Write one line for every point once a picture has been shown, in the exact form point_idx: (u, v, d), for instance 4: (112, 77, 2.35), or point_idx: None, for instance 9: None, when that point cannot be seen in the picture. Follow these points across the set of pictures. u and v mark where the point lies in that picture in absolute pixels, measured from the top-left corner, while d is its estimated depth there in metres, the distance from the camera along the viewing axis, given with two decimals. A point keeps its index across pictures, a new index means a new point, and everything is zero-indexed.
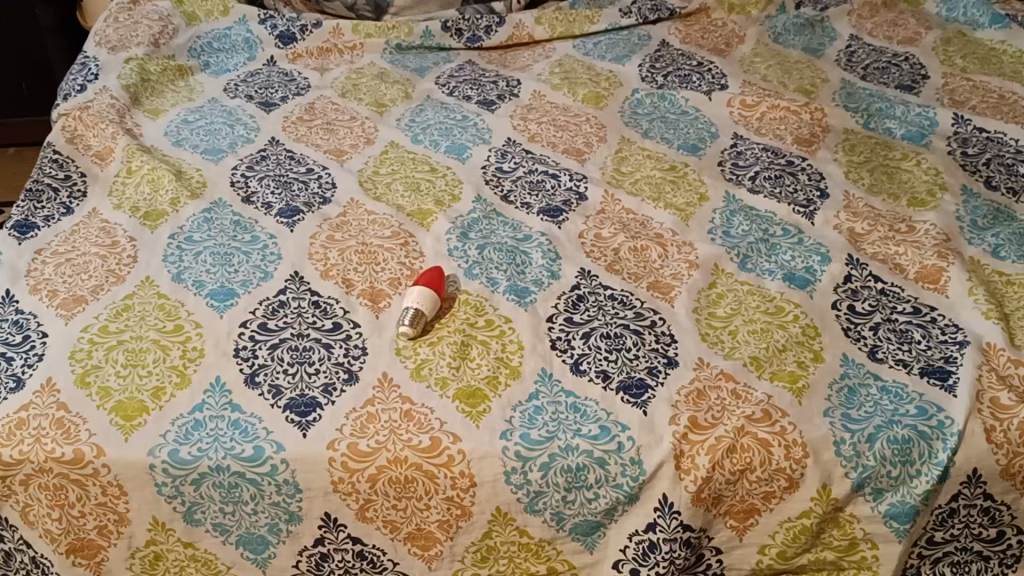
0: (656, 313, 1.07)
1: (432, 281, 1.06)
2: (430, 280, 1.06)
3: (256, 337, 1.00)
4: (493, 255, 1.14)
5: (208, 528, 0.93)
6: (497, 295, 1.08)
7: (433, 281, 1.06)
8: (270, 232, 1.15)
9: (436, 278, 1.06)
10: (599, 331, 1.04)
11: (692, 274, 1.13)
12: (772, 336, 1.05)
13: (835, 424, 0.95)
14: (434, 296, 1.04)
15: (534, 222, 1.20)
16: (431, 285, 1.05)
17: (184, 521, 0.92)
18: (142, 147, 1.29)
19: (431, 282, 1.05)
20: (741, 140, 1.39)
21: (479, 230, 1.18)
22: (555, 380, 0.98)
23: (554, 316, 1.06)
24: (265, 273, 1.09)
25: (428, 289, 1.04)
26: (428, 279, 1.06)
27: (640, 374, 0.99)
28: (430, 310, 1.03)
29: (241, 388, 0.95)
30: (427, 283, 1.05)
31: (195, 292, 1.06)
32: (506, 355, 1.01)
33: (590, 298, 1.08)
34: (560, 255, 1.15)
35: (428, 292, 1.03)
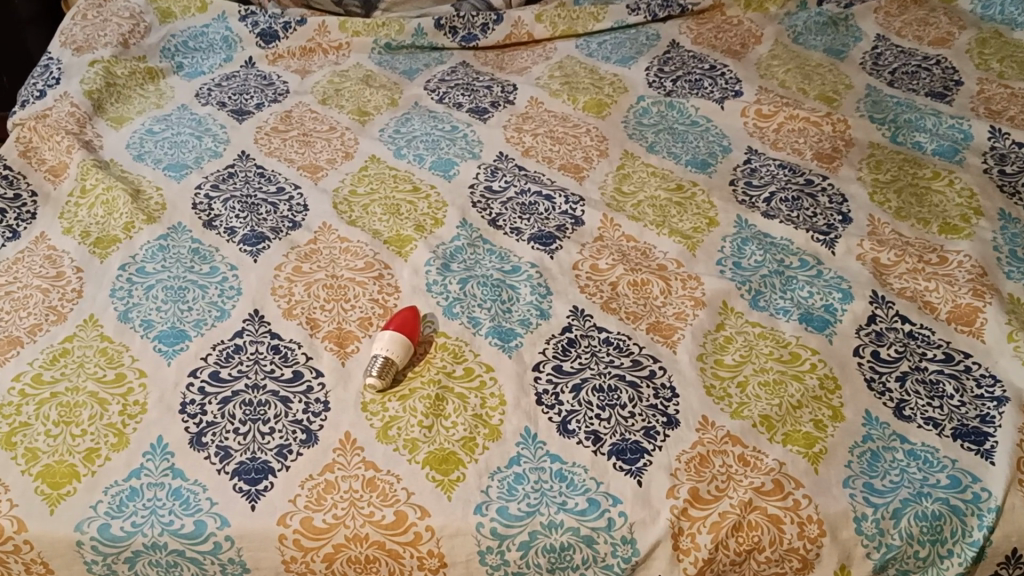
0: (656, 361, 0.96)
1: (405, 325, 0.95)
2: (402, 324, 0.95)
3: (206, 388, 0.90)
4: (476, 290, 1.03)
5: None
6: (479, 338, 0.97)
7: (406, 325, 0.95)
8: (232, 262, 1.04)
9: (409, 321, 0.95)
10: (591, 383, 0.93)
11: (698, 314, 1.01)
12: (785, 390, 0.93)
13: (856, 498, 0.84)
14: (406, 342, 0.93)
15: (524, 251, 1.09)
16: (403, 329, 0.94)
17: None
18: (99, 163, 1.19)
19: (403, 325, 0.95)
20: (755, 155, 1.27)
21: (462, 261, 1.07)
22: (539, 443, 0.87)
23: (541, 364, 0.94)
24: (223, 312, 0.98)
25: (400, 334, 0.93)
26: (400, 322, 0.95)
27: (637, 436, 0.88)
28: (401, 358, 0.92)
29: (185, 451, 0.84)
30: (399, 327, 0.94)
31: (142, 334, 0.95)
32: (485, 410, 0.90)
33: (583, 342, 0.97)
34: (551, 290, 1.04)
35: (400, 338, 0.93)
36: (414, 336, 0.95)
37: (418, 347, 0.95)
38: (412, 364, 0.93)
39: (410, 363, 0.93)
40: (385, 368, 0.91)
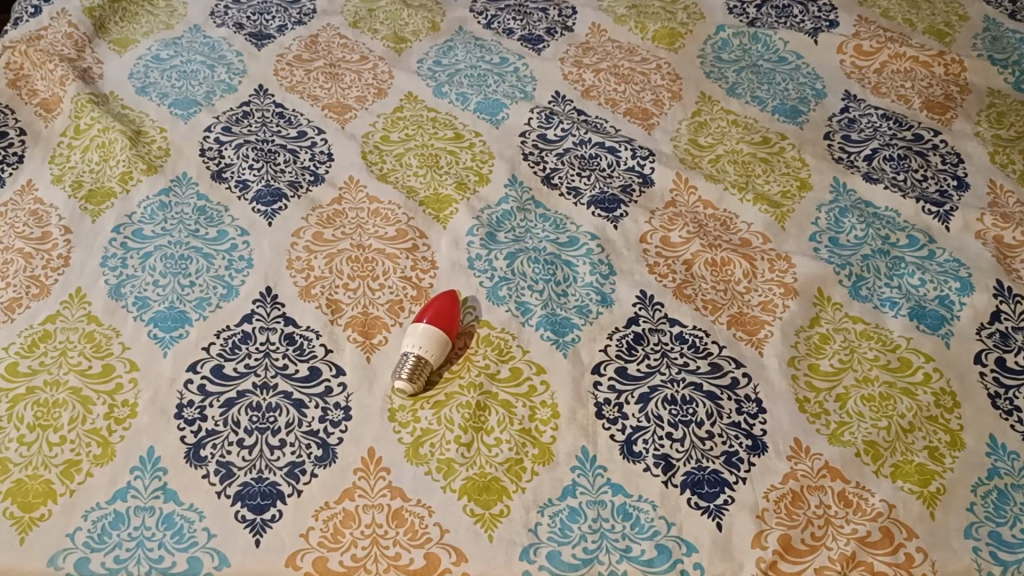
0: (739, 365, 0.80)
1: (441, 314, 0.80)
2: (438, 312, 0.80)
3: (207, 387, 0.76)
4: (526, 267, 0.87)
5: None
6: (529, 329, 0.82)
7: (442, 314, 0.80)
8: (242, 226, 0.90)
9: (447, 309, 0.81)
10: (662, 392, 0.78)
11: (788, 306, 0.85)
12: (895, 408, 0.78)
13: (981, 553, 0.69)
14: (443, 337, 0.78)
15: (583, 218, 0.93)
16: (439, 320, 0.79)
17: None
18: (96, 97, 1.04)
19: (439, 315, 0.80)
20: (853, 102, 1.09)
21: (510, 230, 0.91)
22: (598, 469, 0.73)
23: (602, 365, 0.80)
24: (229, 289, 0.84)
25: (434, 327, 0.79)
26: (436, 311, 0.80)
27: (716, 465, 0.73)
28: (435, 357, 0.78)
29: (179, 467, 0.72)
30: (434, 318, 0.80)
31: (136, 316, 0.81)
32: (535, 424, 0.75)
33: (651, 339, 0.82)
34: (614, 269, 0.88)
35: (435, 333, 0.78)
36: (452, 328, 0.80)
37: (455, 340, 0.80)
38: (448, 362, 0.79)
39: (446, 361, 0.79)
40: (416, 370, 0.77)
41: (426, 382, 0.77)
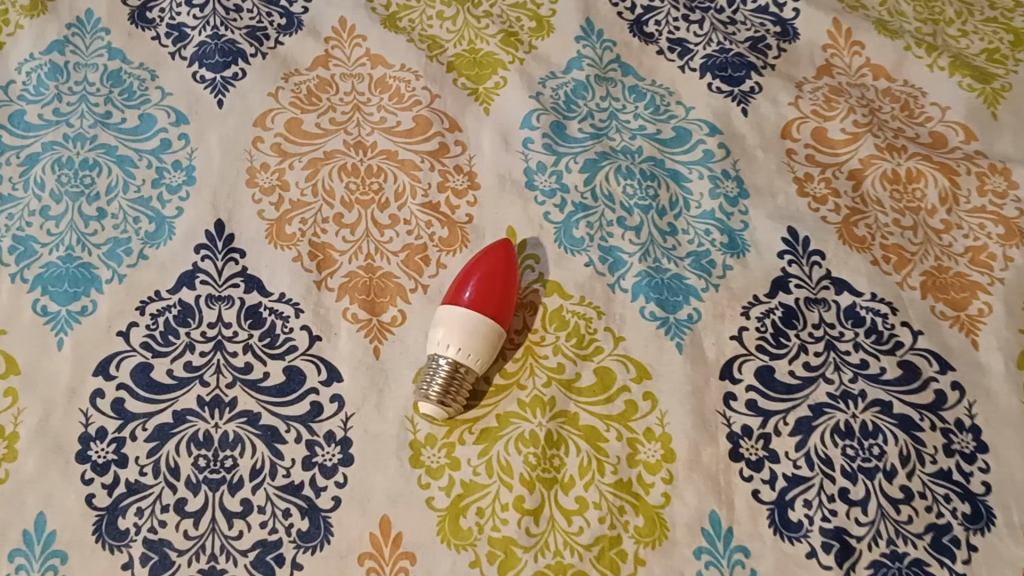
0: (945, 367, 0.52)
1: (491, 281, 0.51)
2: (486, 279, 0.51)
3: (127, 407, 0.49)
4: (614, 185, 0.57)
5: None
6: (622, 299, 0.54)
7: (492, 282, 0.51)
8: (177, 109, 0.59)
9: (500, 273, 0.51)
10: (831, 417, 0.51)
11: (1011, 258, 0.56)
12: None
13: None
14: (493, 327, 0.50)
15: (695, 95, 0.62)
16: (487, 295, 0.50)
17: None
18: None
19: (487, 285, 0.51)
20: None
21: (588, 116, 0.60)
22: (737, 554, 0.47)
23: (736, 366, 0.52)
24: (159, 224, 0.54)
25: (481, 309, 0.50)
26: (484, 276, 0.51)
27: (919, 550, 0.47)
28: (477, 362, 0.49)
29: (86, 551, 0.45)
30: (480, 290, 0.50)
31: (14, 273, 0.52)
32: (636, 473, 0.49)
33: (810, 319, 0.54)
34: (745, 187, 0.58)
35: (481, 322, 0.49)
36: (508, 306, 0.51)
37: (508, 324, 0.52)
38: (495, 362, 0.51)
39: (493, 361, 0.51)
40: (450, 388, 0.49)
41: (464, 403, 0.49)
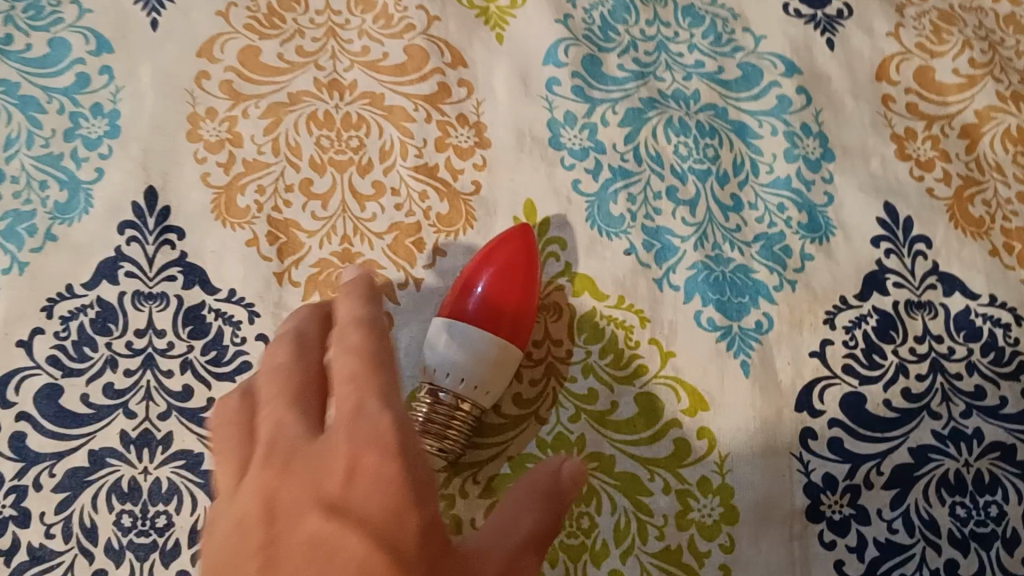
0: None
1: (504, 282, 0.37)
2: (496, 280, 0.37)
3: (28, 444, 0.37)
4: (664, 143, 0.45)
5: None
6: (673, 300, 0.42)
7: (503, 283, 0.37)
8: (98, 33, 0.45)
9: (516, 272, 0.38)
10: (938, 465, 0.39)
11: None
12: None
13: None
14: (508, 348, 0.36)
15: (766, 21, 0.48)
16: (500, 304, 0.37)
17: None
18: None
19: (499, 287, 0.37)
20: None
21: (630, 48, 0.47)
22: None
23: (818, 394, 0.40)
24: (73, 192, 0.42)
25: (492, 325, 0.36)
26: (494, 275, 0.37)
27: None
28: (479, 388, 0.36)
29: None
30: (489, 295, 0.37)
31: None
32: (687, 538, 0.38)
33: (912, 330, 0.42)
34: (830, 147, 0.46)
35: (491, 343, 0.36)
36: (527, 314, 0.38)
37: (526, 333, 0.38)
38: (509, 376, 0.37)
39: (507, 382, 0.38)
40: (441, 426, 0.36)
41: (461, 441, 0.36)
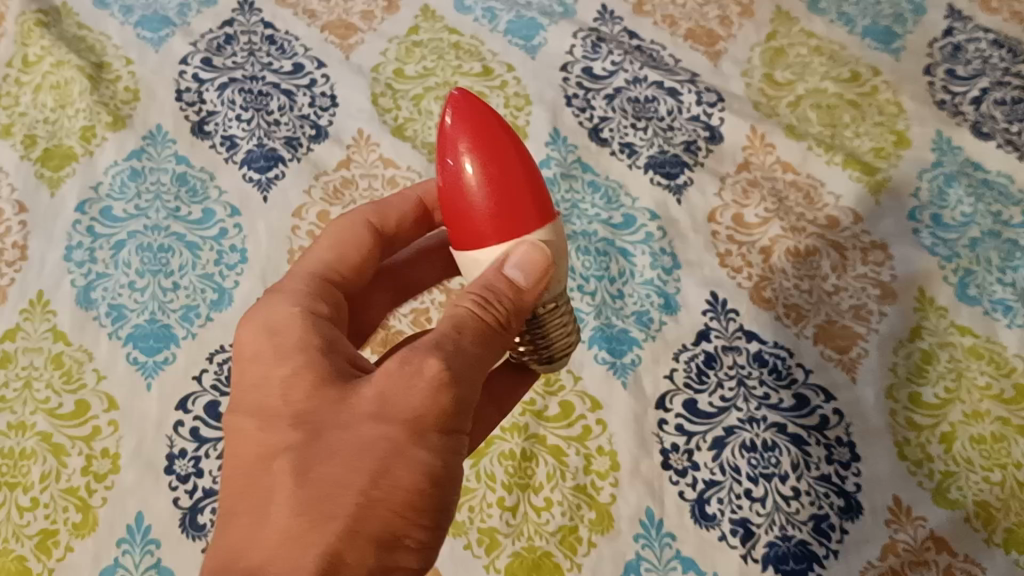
0: (829, 398, 0.68)
1: (486, 149, 0.44)
2: (477, 148, 0.44)
3: (202, 432, 0.64)
4: (575, 260, 0.74)
5: None
6: (580, 348, 0.69)
7: (484, 136, 0.44)
8: (233, 204, 0.75)
9: (483, 126, 0.44)
10: (739, 435, 0.66)
11: (885, 313, 0.72)
12: (1010, 454, 0.66)
13: None
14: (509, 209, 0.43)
15: (640, 187, 0.78)
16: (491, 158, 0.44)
17: None
18: (46, 17, 0.86)
19: (485, 150, 0.44)
20: (958, 22, 0.90)
21: (554, 205, 0.77)
22: (666, 538, 0.62)
23: (668, 398, 0.68)
24: (221, 294, 0.70)
25: (513, 193, 0.43)
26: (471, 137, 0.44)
27: (803, 534, 0.63)
28: (559, 281, 0.46)
29: (175, 537, 0.61)
30: (485, 167, 0.44)
31: (111, 332, 0.68)
32: (590, 479, 0.64)
33: (726, 361, 0.69)
34: (678, 260, 0.74)
35: (524, 219, 0.43)
36: (519, 160, 0.44)
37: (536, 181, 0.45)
38: (540, 280, 0.43)
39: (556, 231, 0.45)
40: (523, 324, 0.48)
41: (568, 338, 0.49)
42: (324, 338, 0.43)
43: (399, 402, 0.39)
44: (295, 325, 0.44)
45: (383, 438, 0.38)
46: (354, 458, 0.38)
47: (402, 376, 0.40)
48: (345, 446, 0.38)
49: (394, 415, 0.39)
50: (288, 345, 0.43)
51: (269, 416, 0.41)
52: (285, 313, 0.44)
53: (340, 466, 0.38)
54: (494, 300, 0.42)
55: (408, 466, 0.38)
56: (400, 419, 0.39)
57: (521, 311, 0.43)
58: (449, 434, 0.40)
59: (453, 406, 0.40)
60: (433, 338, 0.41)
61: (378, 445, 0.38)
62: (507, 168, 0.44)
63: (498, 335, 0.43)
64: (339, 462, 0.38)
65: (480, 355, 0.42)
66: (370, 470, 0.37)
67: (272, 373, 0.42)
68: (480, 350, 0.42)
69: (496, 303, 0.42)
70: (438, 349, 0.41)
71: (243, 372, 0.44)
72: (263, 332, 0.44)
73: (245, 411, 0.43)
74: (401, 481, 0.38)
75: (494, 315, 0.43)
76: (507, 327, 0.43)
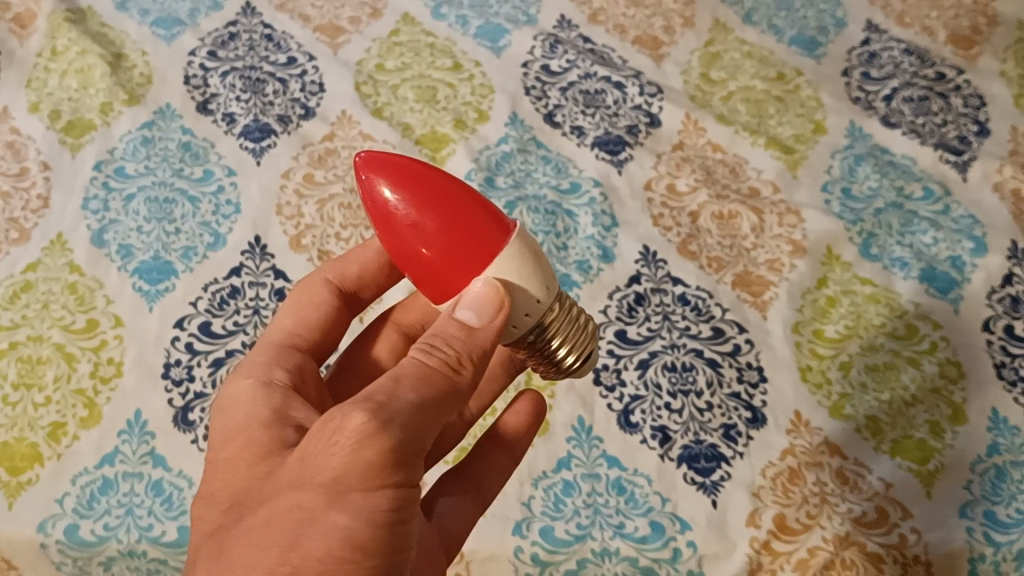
0: (742, 330, 0.78)
1: (410, 181, 0.46)
2: (398, 183, 0.46)
3: (196, 347, 0.74)
4: (526, 217, 0.84)
5: None
6: None
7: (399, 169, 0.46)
8: (230, 167, 0.86)
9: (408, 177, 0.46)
10: (662, 359, 0.76)
11: (796, 265, 0.83)
12: (899, 379, 0.77)
13: (975, 533, 0.70)
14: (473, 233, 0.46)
15: (586, 161, 0.89)
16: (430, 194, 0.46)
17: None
18: (73, 15, 0.98)
19: (408, 182, 0.46)
20: (875, 34, 1.03)
21: (510, 174, 0.88)
22: (594, 440, 0.72)
23: (601, 329, 0.78)
24: (217, 238, 0.81)
25: (467, 220, 0.46)
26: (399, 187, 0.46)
27: (713, 439, 0.72)
28: (540, 292, 0.47)
29: (168, 430, 0.71)
30: (419, 203, 0.46)
31: (120, 266, 0.78)
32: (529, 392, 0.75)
33: (653, 300, 0.80)
34: (617, 220, 0.85)
35: (492, 239, 0.46)
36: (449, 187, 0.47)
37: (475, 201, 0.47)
38: (496, 311, 0.45)
39: (523, 237, 0.48)
40: (534, 344, 0.49)
41: (585, 329, 0.49)
42: (282, 412, 0.49)
43: (316, 468, 0.41)
44: (265, 403, 0.49)
45: (306, 502, 0.41)
46: (282, 515, 0.42)
47: (321, 450, 0.42)
48: (276, 514, 0.42)
49: (314, 480, 0.42)
50: (260, 419, 0.49)
51: (233, 482, 0.48)
52: (253, 392, 0.51)
53: (269, 535, 0.42)
54: (448, 346, 0.45)
55: (320, 531, 0.41)
56: (322, 487, 0.41)
57: (480, 352, 0.46)
58: (380, 492, 0.42)
59: (372, 473, 0.41)
60: (359, 398, 0.42)
61: (296, 512, 0.41)
62: (444, 199, 0.46)
63: (446, 375, 0.45)
64: (268, 520, 0.42)
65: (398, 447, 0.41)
66: (292, 530, 0.41)
67: (232, 444, 0.48)
68: (409, 422, 0.42)
69: (445, 345, 0.45)
70: (364, 402, 0.42)
71: (224, 432, 0.50)
72: (241, 412, 0.50)
73: (214, 484, 0.49)
74: (313, 548, 0.41)
75: (445, 356, 0.45)
76: (457, 372, 0.45)
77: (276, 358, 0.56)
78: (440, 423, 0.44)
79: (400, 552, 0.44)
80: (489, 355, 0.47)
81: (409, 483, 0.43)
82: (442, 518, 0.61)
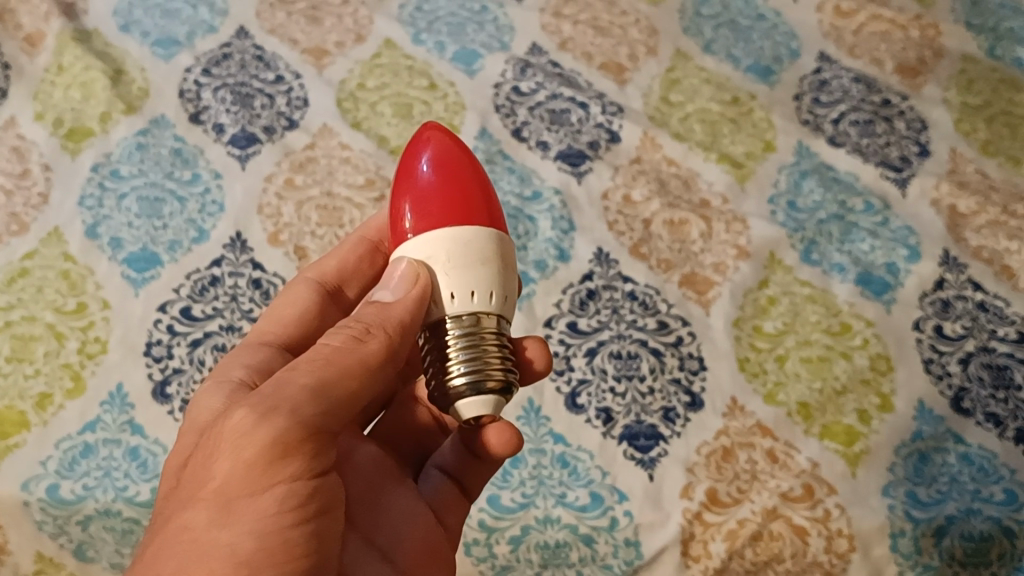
0: (685, 324, 0.84)
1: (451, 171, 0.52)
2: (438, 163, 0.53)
3: (176, 328, 0.81)
4: None
5: (105, 567, 0.71)
6: None
7: (418, 151, 0.54)
8: (217, 171, 0.93)
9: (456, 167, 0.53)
10: (608, 348, 0.82)
11: (740, 267, 0.89)
12: (831, 370, 0.82)
13: (896, 510, 0.74)
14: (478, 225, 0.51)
15: (549, 172, 0.96)
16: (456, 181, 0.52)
17: (76, 558, 0.71)
18: (79, 34, 1.05)
19: (447, 164, 0.53)
20: (827, 64, 1.09)
21: None
22: (542, 419, 0.78)
23: (554, 320, 0.84)
24: (201, 233, 0.87)
25: (456, 194, 0.51)
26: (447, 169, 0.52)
27: (653, 419, 0.78)
28: (472, 285, 0.49)
29: (147, 402, 0.77)
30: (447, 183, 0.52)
31: (110, 257, 0.85)
32: None
33: (604, 295, 0.86)
34: (574, 224, 0.91)
35: (473, 217, 0.51)
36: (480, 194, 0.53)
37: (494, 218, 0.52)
38: (412, 284, 0.49)
39: (500, 240, 0.51)
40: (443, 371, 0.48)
41: (504, 363, 0.48)
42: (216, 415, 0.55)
43: (213, 461, 0.46)
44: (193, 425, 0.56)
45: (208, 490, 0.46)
46: (176, 536, 0.46)
47: (210, 460, 0.46)
48: (182, 511, 0.47)
49: (206, 491, 0.46)
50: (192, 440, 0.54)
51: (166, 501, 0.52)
52: (208, 393, 0.58)
53: (161, 558, 0.45)
54: (368, 322, 0.51)
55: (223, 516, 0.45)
56: (217, 475, 0.46)
57: (394, 324, 0.50)
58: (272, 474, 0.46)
59: (259, 463, 0.45)
60: (244, 402, 0.47)
61: (188, 530, 0.45)
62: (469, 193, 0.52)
63: (349, 354, 0.49)
64: (160, 548, 0.46)
65: (283, 434, 0.46)
66: (185, 550, 0.45)
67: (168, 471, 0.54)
68: (300, 405, 0.46)
69: (364, 331, 0.50)
70: (258, 396, 0.47)
71: (166, 470, 0.55)
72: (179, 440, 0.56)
73: (156, 508, 0.54)
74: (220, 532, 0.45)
75: (352, 332, 0.50)
76: (362, 343, 0.50)
77: (242, 357, 0.61)
78: (338, 414, 0.48)
79: (300, 550, 0.47)
80: (411, 333, 0.51)
81: (308, 470, 0.47)
82: (443, 514, 0.63)
